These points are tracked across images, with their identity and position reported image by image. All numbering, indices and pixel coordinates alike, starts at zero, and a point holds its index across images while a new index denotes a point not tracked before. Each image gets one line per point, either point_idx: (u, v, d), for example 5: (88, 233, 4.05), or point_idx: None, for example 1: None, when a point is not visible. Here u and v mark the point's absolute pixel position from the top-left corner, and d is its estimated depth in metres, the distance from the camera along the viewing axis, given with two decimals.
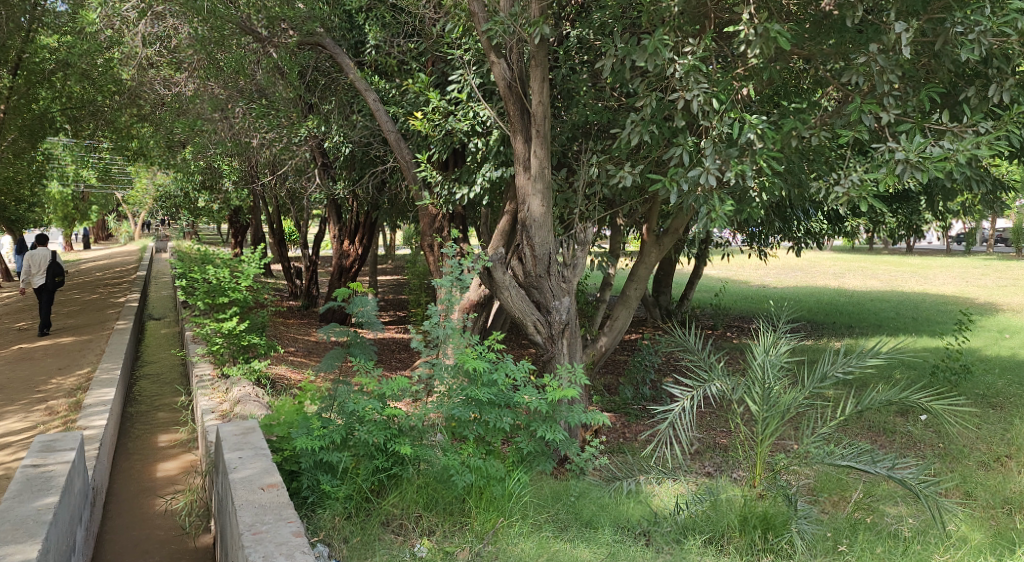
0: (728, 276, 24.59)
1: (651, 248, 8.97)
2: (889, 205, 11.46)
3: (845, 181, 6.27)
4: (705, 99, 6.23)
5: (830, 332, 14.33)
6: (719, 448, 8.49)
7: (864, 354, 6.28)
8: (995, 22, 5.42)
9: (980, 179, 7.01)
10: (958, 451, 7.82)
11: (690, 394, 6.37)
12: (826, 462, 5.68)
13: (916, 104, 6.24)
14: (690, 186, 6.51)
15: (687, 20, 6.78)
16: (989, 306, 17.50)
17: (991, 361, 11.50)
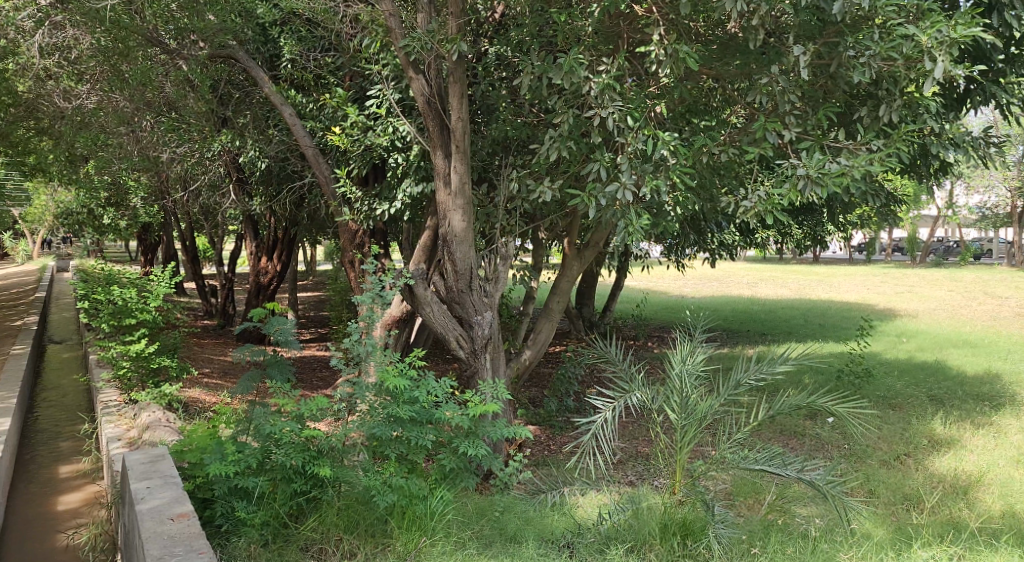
0: (647, 287, 25.09)
1: (573, 262, 9.07)
2: (795, 217, 11.96)
3: (753, 196, 6.56)
4: (619, 117, 6.40)
5: (744, 339, 14.77)
6: (640, 457, 8.65)
7: (775, 361, 6.51)
8: (883, 47, 5.86)
9: (874, 193, 7.39)
10: (862, 451, 8.18)
11: (612, 404, 6.47)
12: (741, 467, 5.83)
13: (816, 123, 6.57)
14: (607, 202, 6.66)
15: (601, 39, 6.96)
16: (888, 312, 18.35)
17: (892, 364, 12.08)
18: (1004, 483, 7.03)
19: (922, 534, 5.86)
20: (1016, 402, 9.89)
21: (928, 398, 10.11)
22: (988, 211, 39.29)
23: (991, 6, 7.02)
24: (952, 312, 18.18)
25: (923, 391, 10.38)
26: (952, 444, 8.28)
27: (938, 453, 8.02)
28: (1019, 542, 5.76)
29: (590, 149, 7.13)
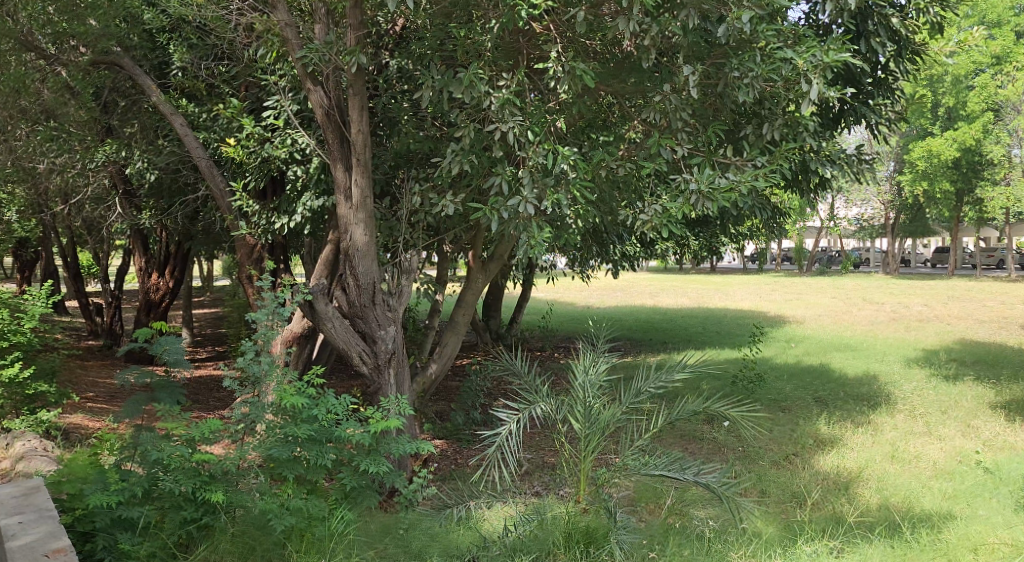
0: (554, 299, 25.38)
1: (478, 275, 8.91)
2: (691, 229, 12.37)
3: (649, 209, 6.73)
4: (519, 131, 6.45)
5: (646, 348, 15.11)
6: (547, 467, 8.67)
7: (672, 369, 6.67)
8: (764, 69, 6.22)
9: (760, 206, 7.71)
10: (755, 453, 8.46)
11: (516, 416, 6.49)
12: (642, 473, 5.96)
13: (705, 139, 6.88)
14: (509, 215, 6.67)
15: (501, 55, 7.00)
16: (779, 319, 19.13)
17: (782, 368, 12.59)
18: (880, 478, 7.43)
19: (806, 530, 6.12)
20: (891, 401, 10.46)
21: (814, 400, 10.58)
22: (867, 222, 41.66)
23: (859, 33, 7.60)
24: (835, 318, 19.13)
25: (810, 393, 10.86)
26: (835, 442, 8.69)
27: (822, 452, 8.39)
28: (891, 532, 6.09)
29: (492, 163, 7.11)
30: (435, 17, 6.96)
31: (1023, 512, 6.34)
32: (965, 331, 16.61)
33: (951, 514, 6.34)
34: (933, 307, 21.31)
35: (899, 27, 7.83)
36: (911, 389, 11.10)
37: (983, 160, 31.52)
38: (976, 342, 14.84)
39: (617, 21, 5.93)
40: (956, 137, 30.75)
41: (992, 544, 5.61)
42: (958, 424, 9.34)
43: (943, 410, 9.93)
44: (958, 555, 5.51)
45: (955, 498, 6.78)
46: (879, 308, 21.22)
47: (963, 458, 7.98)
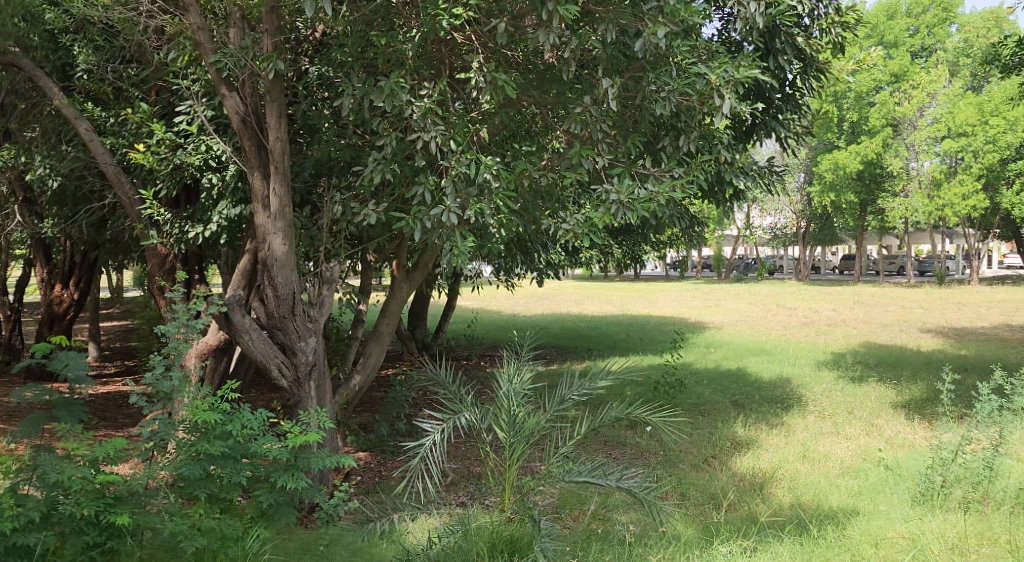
0: (479, 307, 25.42)
1: (402, 284, 8.67)
2: (614, 237, 12.57)
3: (571, 218, 6.79)
4: (442, 140, 6.40)
5: (571, 355, 15.24)
6: (473, 477, 8.43)
7: (596, 377, 6.71)
8: (679, 84, 6.47)
9: (677, 216, 7.88)
10: (676, 457, 8.60)
11: (440, 427, 6.37)
12: (565, 480, 5.96)
13: (625, 150, 7.00)
14: (432, 224, 6.59)
15: (423, 64, 6.94)
16: (698, 325, 19.61)
17: (701, 373, 12.87)
18: (792, 478, 7.65)
19: (722, 531, 6.26)
20: (803, 402, 10.81)
21: (732, 403, 10.84)
22: (781, 231, 43.10)
23: (767, 50, 8.02)
24: (750, 324, 19.69)
25: (727, 397, 11.11)
26: (751, 444, 8.92)
27: (739, 454, 8.60)
28: (799, 530, 6.24)
29: (415, 172, 6.97)
30: (355, 24, 6.73)
31: (917, 507, 6.33)
32: (870, 334, 17.32)
33: (856, 509, 6.55)
34: (840, 311, 22.21)
35: (803, 46, 8.26)
36: (821, 390, 11.50)
37: (884, 172, 33.10)
38: (880, 345, 15.49)
39: (537, 32, 5.99)
40: (860, 149, 32.22)
41: (893, 538, 5.71)
42: (863, 423, 9.70)
43: (850, 410, 10.30)
44: (861, 551, 5.53)
45: (860, 494, 7.01)
46: (790, 313, 21.96)
47: (868, 455, 8.29)
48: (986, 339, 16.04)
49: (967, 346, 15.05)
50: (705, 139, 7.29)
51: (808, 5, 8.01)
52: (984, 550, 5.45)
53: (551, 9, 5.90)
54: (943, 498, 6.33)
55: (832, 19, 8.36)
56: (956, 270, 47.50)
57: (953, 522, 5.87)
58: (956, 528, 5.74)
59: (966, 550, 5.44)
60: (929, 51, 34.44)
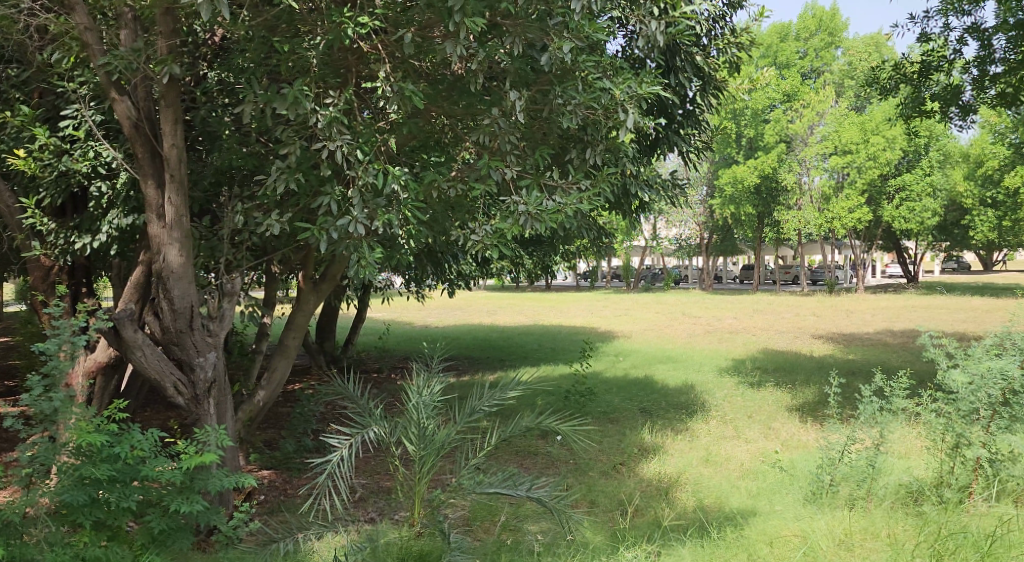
0: (389, 318, 25.12)
1: (308, 296, 8.24)
2: (524, 249, 12.63)
3: (481, 229, 6.77)
4: (348, 150, 6.19)
5: (483, 366, 15.20)
6: (382, 491, 8.00)
7: (506, 387, 6.66)
8: (586, 98, 6.63)
9: (585, 226, 7.96)
10: (585, 465, 8.66)
11: (348, 441, 6.15)
12: (476, 492, 5.88)
13: (533, 162, 7.02)
14: (339, 235, 6.39)
15: (329, 71, 6.74)
16: (607, 334, 19.91)
17: (611, 381, 13.03)
18: (697, 481, 7.82)
19: (630, 536, 6.32)
20: (707, 408, 11.08)
21: (639, 410, 11.01)
22: (685, 242, 44.34)
23: (669, 67, 8.27)
24: (657, 332, 20.10)
25: (636, 405, 11.27)
26: (657, 450, 9.06)
27: (645, 459, 8.74)
28: (701, 532, 6.35)
29: (321, 181, 6.75)
30: (257, 30, 6.53)
31: (811, 505, 6.49)
32: (767, 341, 17.96)
33: (754, 510, 6.72)
34: (739, 320, 22.93)
35: (702, 65, 8.58)
36: (723, 395, 11.84)
37: (779, 186, 34.48)
38: (777, 351, 16.08)
39: (445, 43, 5.96)
40: (757, 164, 33.45)
41: (785, 538, 5.73)
42: (761, 426, 10.01)
43: (750, 414, 10.61)
44: (756, 551, 5.54)
45: (759, 495, 7.19)
46: (692, 322, 22.53)
47: (766, 457, 8.54)
48: (873, 343, 16.90)
49: (855, 350, 15.81)
50: (610, 151, 7.40)
51: (707, 25, 8.27)
52: (868, 544, 5.46)
53: (458, 21, 5.87)
54: (831, 496, 6.47)
55: (728, 39, 8.67)
56: (845, 279, 49.88)
57: (839, 519, 5.92)
58: (842, 525, 5.76)
59: (853, 546, 5.47)
60: (819, 71, 36.34)
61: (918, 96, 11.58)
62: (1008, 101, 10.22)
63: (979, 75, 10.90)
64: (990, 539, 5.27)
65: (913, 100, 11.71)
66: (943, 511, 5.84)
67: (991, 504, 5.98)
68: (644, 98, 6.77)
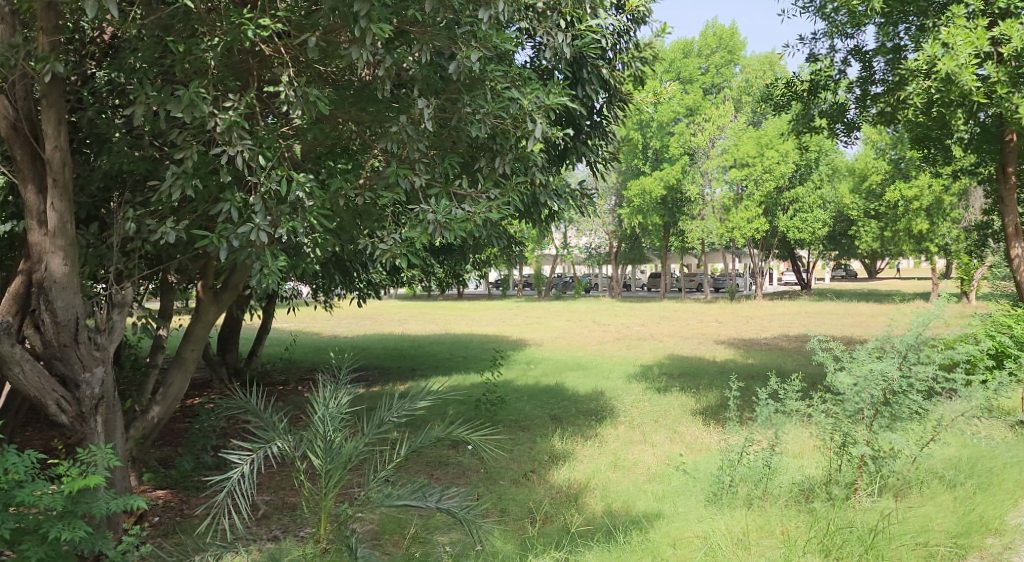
0: (297, 329, 24.55)
1: (208, 307, 7.81)
2: (435, 257, 12.56)
3: (389, 238, 6.65)
4: (249, 156, 5.96)
5: (393, 376, 15.00)
6: (288, 507, 7.76)
7: (416, 397, 6.53)
8: (494, 108, 6.68)
9: (494, 235, 7.95)
10: (496, 473, 8.62)
11: (249, 457, 5.89)
12: (385, 505, 5.74)
13: (442, 170, 6.93)
14: (240, 243, 6.13)
15: (230, 74, 6.50)
16: (517, 341, 19.98)
17: (521, 389, 13.07)
18: (605, 486, 7.91)
19: (538, 543, 6.33)
20: (614, 413, 11.24)
21: (550, 417, 11.07)
22: (594, 250, 45.04)
23: (576, 79, 8.44)
24: (567, 340, 20.31)
25: (546, 412, 11.32)
26: (567, 456, 9.12)
27: (556, 466, 8.78)
28: (607, 537, 6.40)
29: (220, 187, 6.50)
30: (150, 29, 6.28)
31: (713, 505, 6.61)
32: (673, 346, 18.38)
33: (659, 513, 6.81)
34: (646, 327, 23.38)
35: (607, 78, 8.74)
36: (630, 401, 12.04)
37: (684, 197, 35.41)
38: (682, 356, 16.47)
39: (351, 48, 5.85)
40: (662, 175, 34.25)
41: (688, 539, 5.80)
42: (667, 430, 10.20)
43: (656, 419, 10.80)
44: (660, 554, 5.61)
45: (664, 497, 7.33)
46: (601, 330, 22.86)
47: (671, 461, 8.71)
48: (770, 348, 17.53)
49: (754, 355, 16.37)
50: (518, 161, 7.43)
51: (611, 39, 8.43)
52: (765, 543, 5.52)
53: (364, 26, 5.77)
54: (730, 496, 6.60)
55: (632, 54, 8.83)
56: (746, 285, 51.64)
57: (738, 518, 5.96)
58: (740, 524, 5.80)
59: (749, 545, 5.52)
60: (719, 87, 37.63)
61: (808, 113, 12.09)
62: (887, 119, 10.77)
63: (861, 94, 11.47)
64: (873, 532, 5.39)
65: (803, 116, 12.22)
66: (832, 507, 5.98)
67: (874, 500, 6.16)
68: (551, 108, 6.92)
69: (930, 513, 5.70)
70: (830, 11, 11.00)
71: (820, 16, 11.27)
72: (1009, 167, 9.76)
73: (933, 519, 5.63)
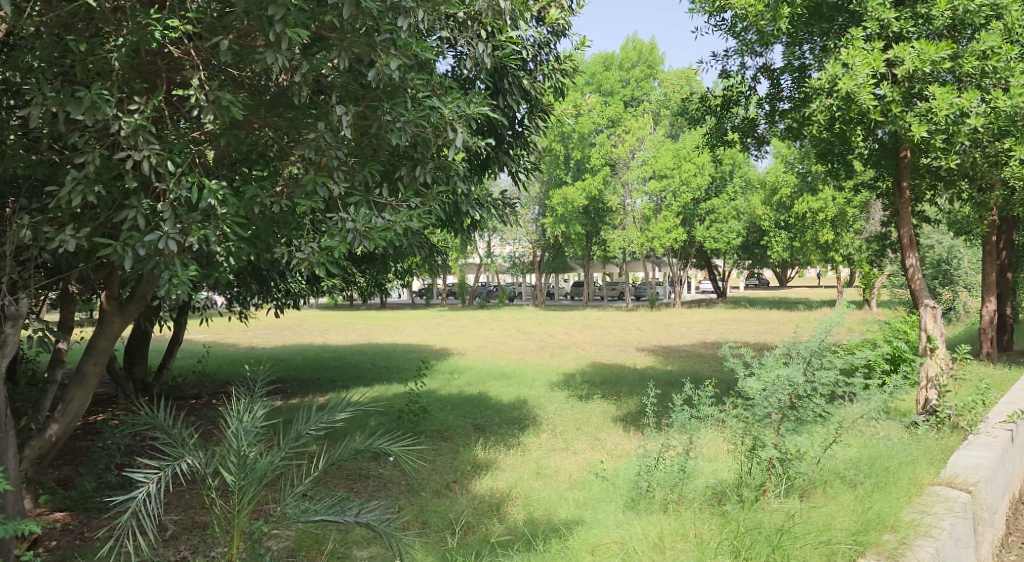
0: (212, 340, 23.84)
1: (112, 318, 7.47)
2: (356, 266, 12.38)
3: (306, 247, 6.50)
4: (157, 160, 5.74)
5: (313, 388, 14.71)
6: (198, 527, 7.49)
7: (335, 408, 6.33)
8: (415, 116, 6.63)
9: (416, 244, 7.89)
10: (418, 485, 8.52)
11: (156, 475, 5.63)
12: (302, 521, 5.56)
13: (362, 179, 6.81)
14: (147, 252, 5.88)
15: (136, 75, 6.26)
16: (441, 351, 19.88)
17: (444, 399, 12.99)
18: (527, 495, 7.91)
19: (457, 555, 6.27)
20: (537, 422, 11.28)
21: (473, 427, 11.03)
22: (517, 260, 45.23)
23: (497, 89, 8.49)
24: (490, 349, 20.32)
25: (469, 422, 11.28)
26: (489, 466, 9.09)
27: (478, 476, 8.74)
28: (527, 547, 6.38)
29: (125, 194, 6.24)
30: (49, 26, 5.99)
31: (631, 511, 6.65)
32: (595, 354, 18.59)
33: (579, 520, 6.84)
34: (570, 335, 23.60)
35: (529, 88, 8.80)
36: (553, 409, 12.10)
37: (605, 207, 35.98)
38: (604, 364, 16.66)
39: (266, 52, 5.72)
40: (584, 185, 34.63)
41: (606, 544, 5.80)
42: (589, 438, 10.28)
43: (578, 427, 10.87)
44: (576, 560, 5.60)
45: (585, 504, 7.37)
46: (523, 339, 22.96)
47: (592, 468, 8.79)
48: (689, 355, 17.91)
49: (673, 361, 16.70)
50: (439, 170, 7.39)
51: (532, 50, 8.49)
52: (679, 546, 5.52)
53: (279, 31, 5.64)
54: (647, 501, 6.66)
55: (553, 66, 8.93)
56: (665, 293, 52.69)
57: (654, 522, 6.00)
58: (656, 529, 5.80)
59: (665, 549, 5.51)
60: (639, 100, 38.40)
61: (721, 127, 12.41)
62: (795, 134, 11.16)
63: (770, 110, 11.87)
64: (780, 532, 5.35)
65: (717, 130, 12.53)
66: (742, 509, 5.97)
67: (781, 501, 6.08)
68: (471, 118, 6.97)
69: (832, 513, 5.70)
70: (740, 30, 11.33)
71: (731, 34, 11.60)
72: (903, 182, 10.24)
73: (835, 518, 5.61)
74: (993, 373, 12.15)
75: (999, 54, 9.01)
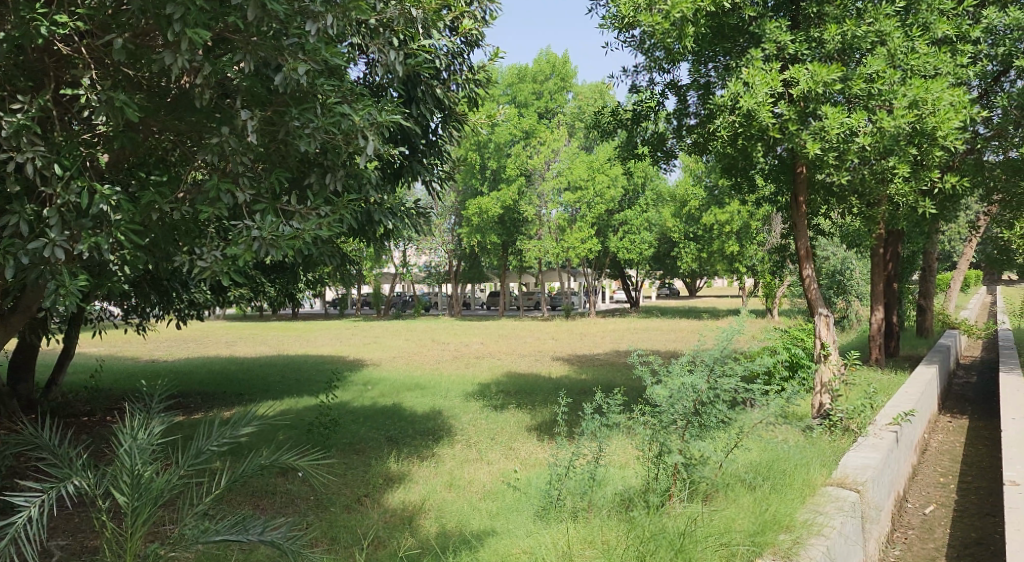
0: (111, 353, 22.81)
1: None
2: (264, 276, 12.03)
3: (208, 255, 6.25)
4: (42, 163, 5.42)
5: (217, 402, 14.22)
6: (86, 552, 7.09)
7: (238, 423, 6.06)
8: (324, 122, 6.47)
9: (325, 254, 7.71)
10: (327, 500, 8.30)
11: (39, 499, 5.27)
12: (201, 541, 5.33)
13: (268, 186, 6.59)
14: (30, 261, 5.54)
15: (22, 73, 5.92)
16: (354, 362, 19.56)
17: (356, 411, 12.76)
18: (439, 508, 7.81)
19: None
20: (452, 433, 11.19)
21: (385, 439, 10.85)
22: (433, 269, 45.02)
23: (410, 97, 8.49)
24: (404, 359, 20.10)
25: (381, 434, 11.09)
26: (402, 479, 8.95)
27: (390, 489, 8.59)
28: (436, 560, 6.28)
29: (8, 198, 5.87)
30: None
31: (540, 521, 6.64)
32: (509, 364, 18.63)
33: (490, 531, 6.77)
34: (485, 345, 23.57)
35: (442, 98, 8.73)
36: (468, 419, 12.03)
37: (520, 217, 36.18)
38: (519, 373, 16.69)
39: (163, 52, 5.49)
40: (498, 196, 34.69)
41: (515, 555, 5.74)
42: (502, 448, 10.24)
43: (492, 437, 10.82)
44: None
45: (496, 514, 7.33)
46: (438, 348, 22.86)
47: (505, 478, 8.76)
48: (601, 364, 18.16)
49: (585, 371, 16.86)
50: (351, 178, 7.24)
51: (446, 59, 8.44)
52: (586, 552, 5.50)
53: (178, 31, 5.44)
54: (557, 510, 6.65)
55: (467, 76, 8.90)
56: (580, 303, 53.33)
57: (563, 530, 5.99)
58: (564, 536, 5.77)
59: (572, 555, 5.48)
60: (553, 112, 38.82)
61: (632, 141, 12.64)
62: (700, 149, 11.47)
63: (678, 125, 12.12)
64: (684, 536, 5.42)
65: (627, 144, 12.75)
66: (647, 515, 6.02)
67: (686, 505, 6.15)
68: (383, 126, 6.86)
69: (734, 516, 5.81)
70: (649, 46, 11.55)
71: (640, 50, 11.82)
72: (800, 197, 10.62)
73: (736, 521, 5.72)
74: (883, 378, 12.72)
75: (883, 78, 9.41)
